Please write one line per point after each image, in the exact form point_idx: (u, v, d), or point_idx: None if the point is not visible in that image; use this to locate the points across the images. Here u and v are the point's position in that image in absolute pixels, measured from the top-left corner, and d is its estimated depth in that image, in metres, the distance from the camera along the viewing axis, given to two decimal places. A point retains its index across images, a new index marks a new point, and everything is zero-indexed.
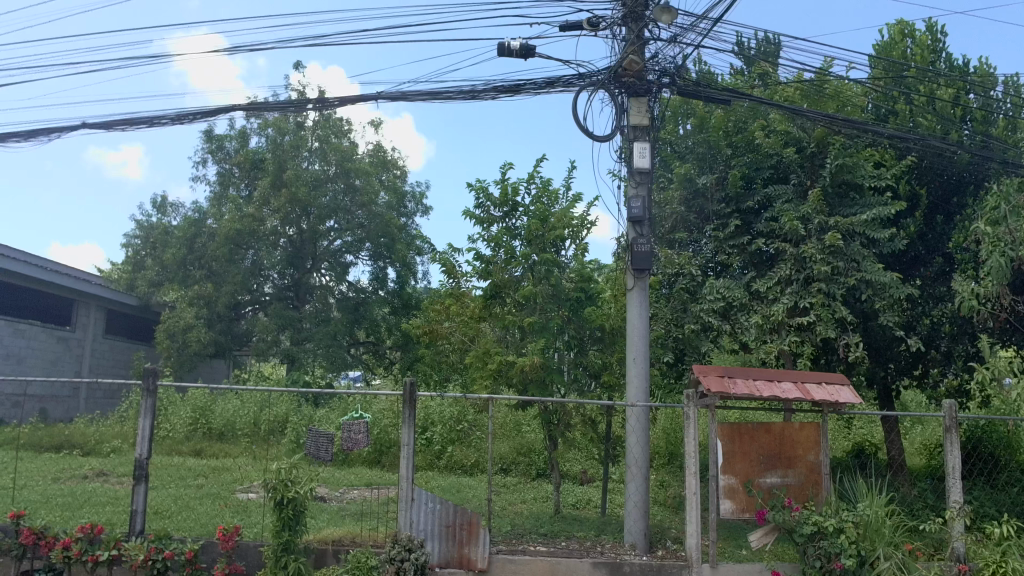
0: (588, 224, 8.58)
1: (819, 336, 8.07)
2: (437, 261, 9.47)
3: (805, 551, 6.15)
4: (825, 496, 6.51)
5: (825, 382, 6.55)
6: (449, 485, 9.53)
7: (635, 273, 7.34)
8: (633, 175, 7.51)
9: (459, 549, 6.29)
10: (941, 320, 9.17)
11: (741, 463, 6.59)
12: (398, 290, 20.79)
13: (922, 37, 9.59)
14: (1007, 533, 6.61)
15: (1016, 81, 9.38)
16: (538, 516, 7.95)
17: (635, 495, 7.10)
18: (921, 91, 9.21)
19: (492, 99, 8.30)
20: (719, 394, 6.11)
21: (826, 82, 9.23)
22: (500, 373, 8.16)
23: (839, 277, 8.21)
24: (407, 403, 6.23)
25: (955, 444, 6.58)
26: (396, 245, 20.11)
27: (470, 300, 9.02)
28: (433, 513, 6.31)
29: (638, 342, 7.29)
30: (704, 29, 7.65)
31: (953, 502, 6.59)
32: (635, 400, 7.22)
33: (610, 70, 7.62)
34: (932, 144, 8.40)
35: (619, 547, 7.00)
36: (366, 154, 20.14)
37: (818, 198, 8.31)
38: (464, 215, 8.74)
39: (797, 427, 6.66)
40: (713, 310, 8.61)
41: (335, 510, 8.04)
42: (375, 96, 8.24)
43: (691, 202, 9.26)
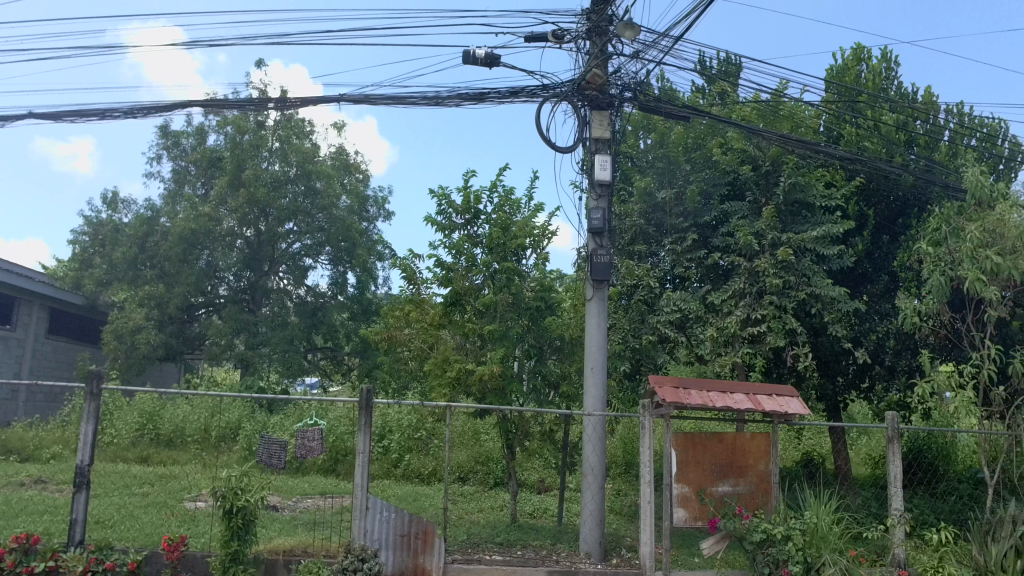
0: (549, 234, 8.64)
1: (770, 346, 8.30)
2: (399, 267, 9.39)
3: (754, 558, 6.35)
4: (774, 505, 6.70)
5: (775, 394, 6.71)
6: (405, 494, 9.49)
7: (594, 283, 7.41)
8: (593, 187, 7.61)
9: (413, 558, 6.21)
10: (886, 336, 9.43)
11: (695, 472, 6.71)
12: (357, 295, 20.54)
13: (875, 63, 10.02)
14: (944, 539, 6.93)
15: (958, 110, 9.85)
16: (494, 526, 7.93)
17: (591, 503, 7.17)
18: (870, 117, 9.60)
19: (456, 106, 8.32)
20: (674, 404, 6.22)
21: (781, 104, 9.53)
22: (459, 382, 8.17)
23: (790, 291, 8.47)
24: (364, 409, 6.15)
25: (897, 454, 6.82)
26: (357, 249, 19.92)
27: (431, 307, 8.99)
28: (387, 522, 6.22)
29: (596, 352, 7.36)
30: (666, 46, 7.83)
31: (895, 509, 6.83)
32: (592, 409, 7.30)
33: (573, 82, 7.74)
34: (878, 167, 8.74)
35: (575, 556, 7.05)
36: (327, 158, 19.92)
37: (771, 215, 8.54)
38: (426, 222, 8.71)
39: (748, 437, 6.83)
40: (670, 322, 8.80)
41: (287, 520, 7.90)
42: (338, 98, 8.17)
43: (650, 215, 9.45)
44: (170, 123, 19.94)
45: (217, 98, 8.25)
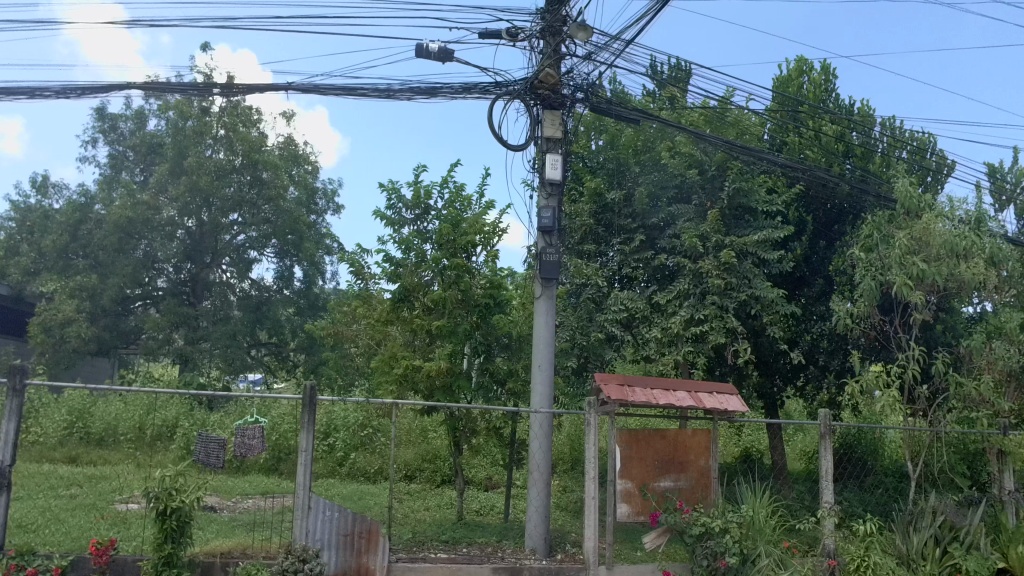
0: (499, 232, 8.62)
1: (711, 345, 8.51)
2: (346, 261, 9.24)
3: (693, 550, 6.45)
4: (713, 499, 6.91)
5: (716, 391, 6.89)
6: (351, 493, 9.38)
7: (543, 281, 7.45)
8: (543, 186, 7.64)
9: (357, 558, 6.14)
10: (819, 337, 9.90)
11: (638, 468, 6.85)
12: (304, 290, 20.35)
13: (816, 76, 10.40)
14: (871, 529, 7.11)
15: (891, 123, 10.32)
16: (441, 523, 7.91)
17: (537, 499, 7.22)
18: (811, 127, 9.98)
19: (408, 100, 8.22)
20: (619, 402, 6.32)
21: (727, 111, 9.79)
22: (406, 379, 8.11)
23: (732, 292, 8.71)
24: (306, 406, 6.00)
25: (829, 450, 7.10)
26: (304, 243, 19.52)
27: (379, 302, 8.88)
28: (331, 522, 6.10)
29: (544, 350, 7.40)
30: (617, 49, 7.92)
31: (826, 502, 7.10)
32: (539, 406, 7.35)
33: (526, 81, 7.76)
34: (818, 175, 9.07)
35: (520, 552, 7.10)
36: (275, 148, 19.40)
37: (716, 218, 8.74)
38: (374, 216, 8.59)
39: (690, 433, 7.00)
40: (617, 320, 8.96)
41: (226, 521, 7.68)
42: (286, 86, 7.95)
43: (600, 215, 9.59)
44: (106, 106, 19.06)
45: (157, 81, 7.91)
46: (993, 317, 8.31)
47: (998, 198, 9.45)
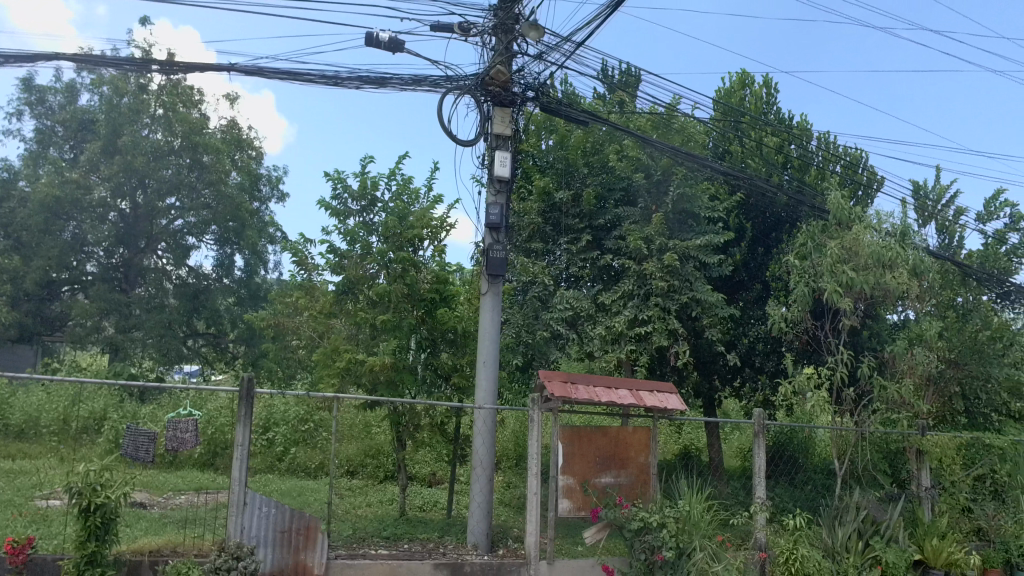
0: (447, 227, 8.55)
1: (653, 345, 8.71)
2: (289, 251, 9.03)
3: (632, 545, 6.66)
4: (652, 495, 7.07)
5: (656, 390, 7.05)
6: (289, 489, 9.24)
7: (489, 278, 7.44)
8: (492, 183, 7.63)
9: (294, 555, 6.00)
10: (755, 340, 10.27)
11: (579, 464, 6.93)
12: (245, 279, 19.74)
13: (757, 88, 10.76)
14: (799, 524, 7.40)
15: (826, 137, 10.73)
16: (382, 520, 7.84)
17: (479, 494, 7.23)
18: (752, 137, 10.27)
19: (356, 89, 8.06)
20: (562, 399, 6.38)
21: (674, 117, 9.99)
22: (348, 373, 8.00)
23: (674, 294, 8.91)
24: (243, 399, 5.79)
25: (762, 448, 7.41)
26: (246, 230, 18.96)
27: (321, 294, 8.73)
28: (267, 518, 5.97)
29: (488, 346, 7.39)
30: (568, 50, 7.95)
31: (758, 498, 7.39)
32: (482, 402, 7.34)
33: (477, 77, 7.72)
34: (757, 184, 9.36)
35: (462, 548, 7.10)
36: (217, 131, 18.73)
37: (660, 222, 8.89)
38: (319, 206, 8.41)
39: (631, 431, 7.15)
40: (562, 319, 9.03)
41: (155, 518, 7.39)
42: (229, 67, 7.68)
43: (547, 214, 9.66)
44: (34, 77, 18.01)
45: (89, 53, 7.50)
46: (914, 324, 8.77)
47: (921, 214, 9.95)
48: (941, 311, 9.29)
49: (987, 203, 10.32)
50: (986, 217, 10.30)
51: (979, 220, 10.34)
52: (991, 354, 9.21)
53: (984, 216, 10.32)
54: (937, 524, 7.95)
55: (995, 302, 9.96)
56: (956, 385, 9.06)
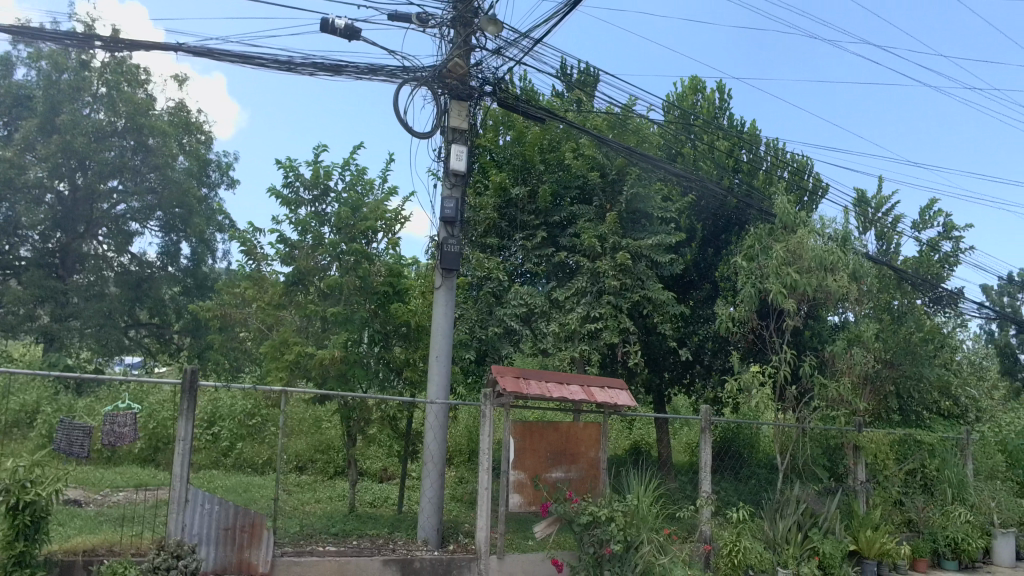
0: (402, 219, 8.45)
1: (605, 342, 8.81)
2: (237, 240, 8.79)
3: (581, 538, 6.72)
4: (601, 489, 7.17)
5: (607, 386, 7.14)
6: (235, 486, 9.11)
7: (443, 272, 7.39)
8: (447, 176, 7.57)
9: (238, 553, 5.83)
10: (705, 339, 10.51)
11: (531, 459, 6.97)
12: (191, 268, 19.10)
13: (709, 94, 10.99)
14: (743, 517, 7.67)
15: (775, 143, 11.03)
16: (330, 516, 7.74)
17: (429, 490, 7.17)
18: (704, 140, 10.47)
19: (310, 75, 7.87)
20: (514, 394, 6.40)
21: (629, 118, 10.11)
22: (297, 366, 7.83)
23: (626, 292, 9.03)
24: (186, 391, 5.57)
25: (708, 443, 7.57)
26: (192, 217, 18.38)
27: (270, 285, 8.54)
28: (209, 515, 5.77)
29: (441, 341, 7.34)
30: (526, 46, 7.94)
31: (704, 492, 7.56)
32: (434, 397, 7.29)
33: (434, 68, 7.63)
34: (709, 187, 9.57)
35: (412, 544, 7.04)
36: (163, 113, 18.05)
37: (614, 220, 9.01)
38: (269, 194, 8.19)
39: (581, 426, 7.24)
40: (516, 315, 9.03)
41: (90, 516, 7.10)
42: (176, 46, 7.39)
43: (503, 210, 9.65)
44: None
45: (24, 25, 7.11)
46: (853, 326, 9.13)
47: (861, 220, 10.34)
48: (878, 314, 9.68)
49: (923, 212, 10.80)
50: (921, 225, 10.77)
51: (915, 228, 10.80)
52: (923, 355, 9.72)
53: (919, 224, 10.78)
54: (870, 517, 8.32)
55: (928, 306, 10.43)
56: (891, 385, 9.53)
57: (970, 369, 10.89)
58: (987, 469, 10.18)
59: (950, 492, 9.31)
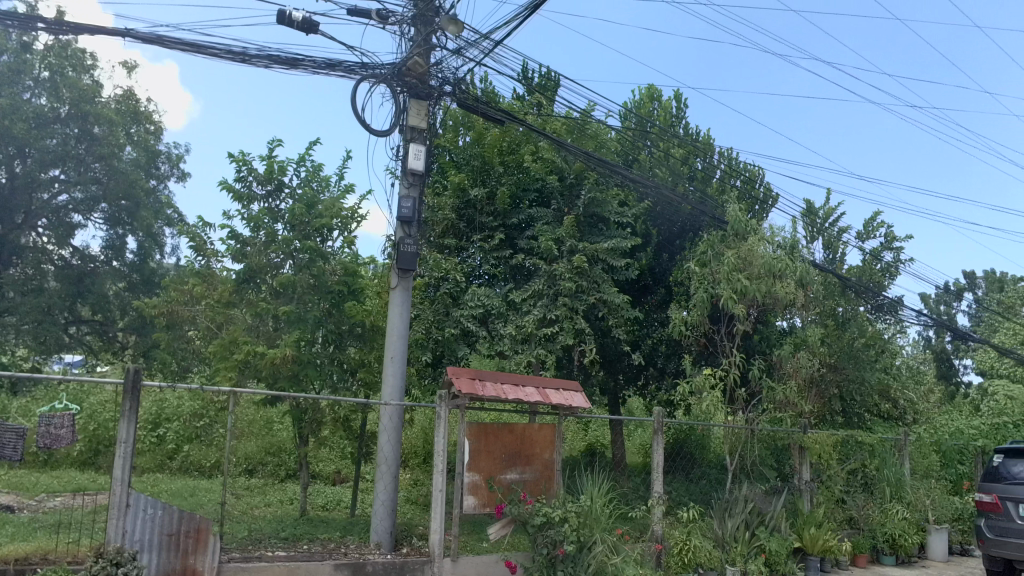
0: (358, 217, 8.34)
1: (561, 344, 8.88)
2: (185, 235, 8.53)
3: (535, 540, 6.73)
4: (555, 491, 7.22)
5: (562, 388, 7.18)
6: (180, 490, 8.86)
7: (399, 272, 7.30)
8: (405, 176, 7.49)
9: (182, 560, 5.60)
10: (658, 342, 10.71)
11: (485, 461, 6.95)
12: (137, 263, 18.36)
13: (666, 102, 11.19)
14: (693, 516, 7.83)
15: (729, 152, 11.30)
16: (281, 520, 7.58)
17: (383, 493, 7.07)
18: (660, 147, 10.65)
19: (265, 68, 7.68)
20: (469, 396, 6.36)
21: (588, 123, 10.20)
22: (247, 366, 7.64)
23: (582, 295, 9.12)
24: (128, 392, 5.32)
25: (660, 445, 7.70)
26: (140, 210, 17.75)
27: (220, 283, 8.31)
28: (151, 521, 5.54)
29: (396, 341, 7.26)
30: (487, 48, 7.92)
31: (656, 492, 7.69)
32: (389, 398, 7.20)
33: (394, 66, 7.54)
34: (664, 193, 9.75)
35: (364, 547, 6.93)
36: (110, 101, 17.38)
37: (572, 224, 9.10)
38: (220, 188, 7.97)
39: (536, 428, 7.28)
40: (473, 316, 9.00)
41: (23, 523, 6.79)
42: (123, 32, 7.11)
43: (461, 211, 9.62)
44: None
45: None
46: (800, 331, 9.43)
47: (809, 230, 10.68)
48: (824, 320, 10.02)
49: (866, 223, 11.21)
50: (865, 236, 11.17)
51: (859, 238, 11.19)
52: (865, 360, 10.10)
53: (864, 235, 11.18)
54: (814, 515, 8.61)
55: (870, 313, 10.83)
56: (835, 388, 9.88)
57: (909, 373, 11.36)
58: (923, 468, 10.63)
59: (888, 491, 9.70)
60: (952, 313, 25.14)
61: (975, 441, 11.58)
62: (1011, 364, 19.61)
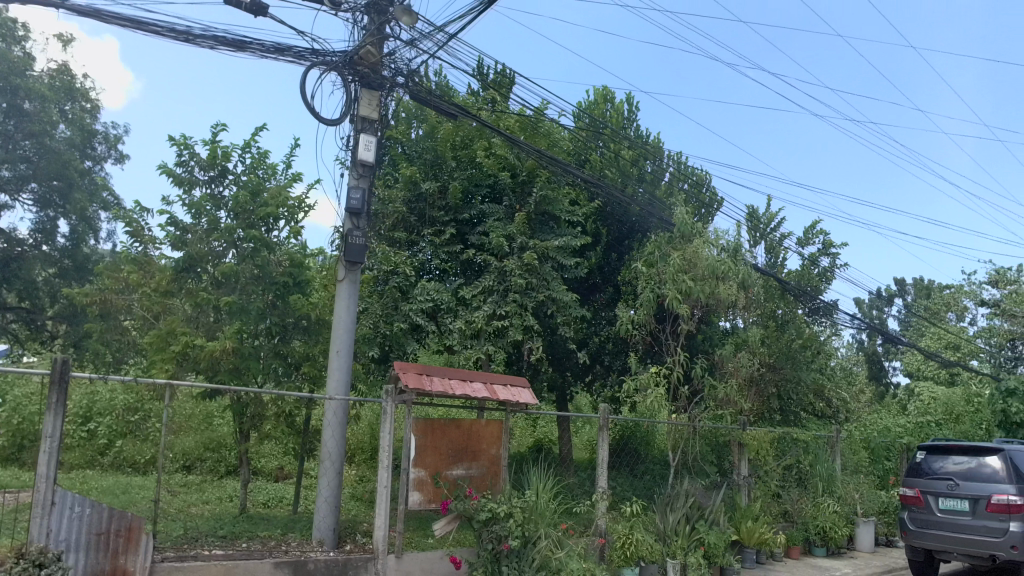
0: (306, 207, 8.14)
1: (510, 340, 8.91)
2: (121, 220, 8.18)
3: (480, 535, 6.73)
4: (501, 486, 7.26)
5: (509, 384, 7.20)
6: (112, 486, 8.51)
7: (347, 265, 7.17)
8: (355, 166, 7.35)
9: (111, 560, 5.36)
10: (606, 339, 10.87)
11: (431, 456, 6.92)
12: (70, 248, 17.46)
13: (619, 104, 11.32)
14: (636, 511, 7.99)
15: (678, 155, 11.53)
16: (219, 517, 7.36)
17: (326, 490, 6.95)
18: (612, 148, 10.79)
19: (210, 49, 7.41)
20: (416, 391, 6.30)
21: (541, 122, 10.24)
22: (185, 358, 7.38)
23: (532, 292, 9.17)
24: (55, 383, 5.09)
25: (605, 441, 7.81)
26: (73, 192, 16.90)
27: (157, 271, 8.00)
28: (79, 519, 5.28)
29: (342, 335, 7.13)
30: (441, 40, 7.84)
31: (600, 488, 7.80)
32: (334, 392, 7.07)
33: (345, 54, 7.39)
34: (615, 195, 9.85)
35: (306, 545, 6.80)
36: (43, 75, 16.48)
37: (523, 221, 9.14)
38: (159, 171, 7.66)
39: (484, 423, 7.29)
40: (422, 310, 8.92)
41: None
42: (56, 3, 6.74)
43: (412, 204, 9.51)
44: None
45: None
46: (741, 331, 9.75)
47: (752, 234, 11.01)
48: (764, 321, 10.36)
49: (806, 231, 11.62)
50: (805, 242, 11.59)
51: (799, 244, 11.60)
52: (801, 360, 10.51)
53: (803, 241, 11.60)
54: (751, 508, 8.90)
55: (807, 316, 11.24)
56: (773, 387, 10.23)
57: (842, 374, 11.88)
58: (853, 464, 11.12)
59: (820, 486, 10.11)
60: (883, 317, 26.42)
61: (901, 438, 12.21)
62: (936, 366, 20.77)
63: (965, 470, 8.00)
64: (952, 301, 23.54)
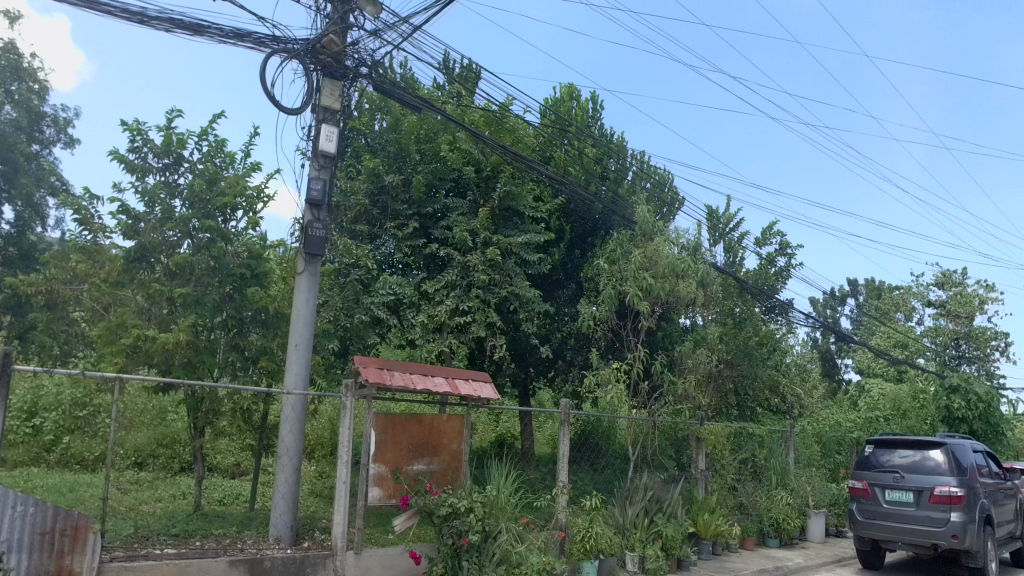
0: (265, 198, 7.96)
1: (472, 335, 8.90)
2: (69, 207, 7.86)
3: (440, 530, 6.70)
4: (462, 481, 7.26)
5: (471, 379, 7.19)
6: (58, 484, 8.21)
7: (307, 257, 7.04)
8: (316, 157, 7.21)
9: (56, 560, 5.16)
10: (568, 335, 10.93)
11: (392, 452, 6.86)
12: (14, 235, 16.75)
13: (583, 102, 11.37)
14: (596, 504, 8.08)
15: (641, 154, 11.65)
16: (171, 515, 7.17)
17: (283, 486, 6.82)
18: (576, 145, 10.83)
19: (165, 32, 7.16)
20: (376, 385, 6.23)
21: (506, 117, 10.22)
22: (136, 351, 7.14)
23: (495, 287, 9.16)
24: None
25: (566, 436, 7.86)
26: (19, 176, 16.21)
27: (107, 261, 7.71)
28: (22, 519, 5.07)
29: (301, 329, 7.00)
30: (405, 32, 7.75)
31: (561, 482, 7.85)
32: (292, 387, 6.94)
33: (307, 43, 7.23)
34: (578, 194, 9.68)
35: (262, 543, 6.67)
36: None
37: (486, 216, 9.16)
38: (110, 157, 7.37)
39: (445, 419, 7.26)
40: (384, 304, 8.83)
41: None
42: None
43: (375, 196, 9.39)
44: None
45: None
46: (700, 328, 9.93)
47: (712, 234, 11.20)
48: (722, 319, 10.58)
49: (764, 231, 11.88)
50: (762, 242, 11.85)
51: (756, 245, 11.85)
52: (758, 357, 10.75)
53: (760, 241, 11.85)
54: (708, 501, 9.08)
55: (764, 315, 11.49)
56: (730, 383, 10.45)
57: (796, 371, 12.21)
58: (806, 458, 11.45)
59: (774, 479, 10.38)
60: (836, 317, 27.25)
61: (851, 433, 12.62)
62: (884, 364, 21.53)
63: (910, 463, 8.30)
64: (901, 301, 24.42)
